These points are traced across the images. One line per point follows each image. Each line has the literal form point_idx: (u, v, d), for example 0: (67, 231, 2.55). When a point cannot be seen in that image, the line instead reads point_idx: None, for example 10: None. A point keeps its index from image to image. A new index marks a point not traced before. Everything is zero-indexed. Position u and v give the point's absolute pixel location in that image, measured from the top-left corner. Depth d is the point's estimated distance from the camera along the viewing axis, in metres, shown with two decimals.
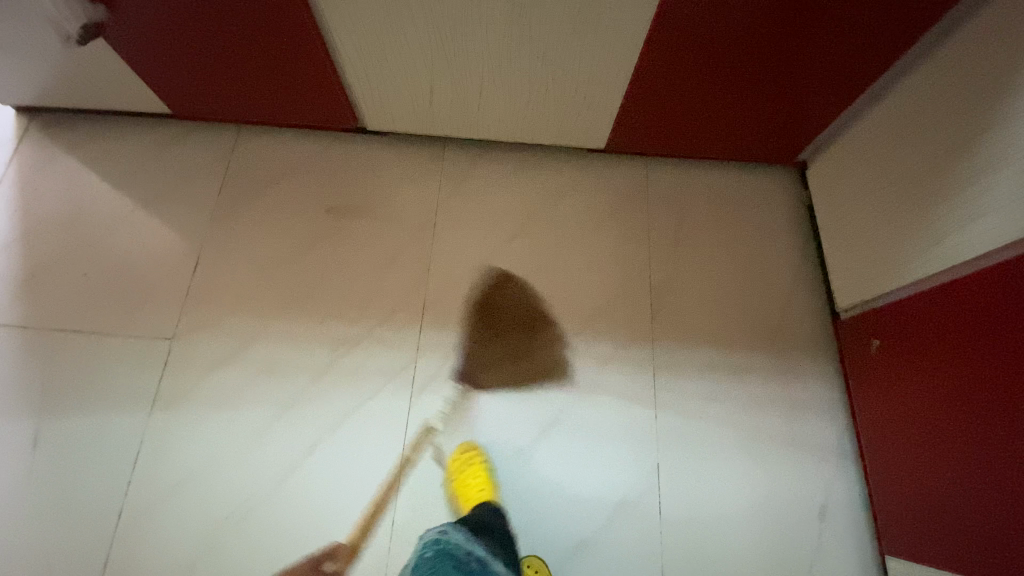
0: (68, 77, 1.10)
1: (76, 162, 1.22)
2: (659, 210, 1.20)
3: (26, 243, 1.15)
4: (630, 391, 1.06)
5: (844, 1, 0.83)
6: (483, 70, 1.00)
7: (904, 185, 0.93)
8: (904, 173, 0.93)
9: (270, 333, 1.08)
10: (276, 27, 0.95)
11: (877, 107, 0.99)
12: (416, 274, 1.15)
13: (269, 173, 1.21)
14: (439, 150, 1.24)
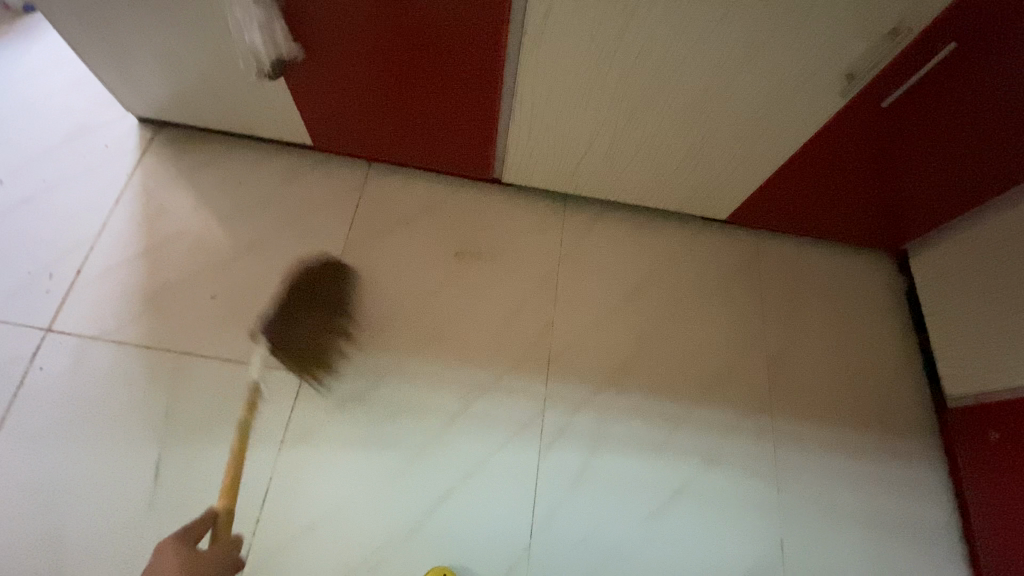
0: (222, 98, 1.10)
1: (202, 180, 1.21)
2: (771, 284, 1.25)
3: (148, 261, 1.13)
4: (752, 463, 1.09)
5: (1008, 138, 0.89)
6: (643, 143, 1.05)
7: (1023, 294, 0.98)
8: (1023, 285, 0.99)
9: (402, 375, 1.09)
10: (459, 82, 0.98)
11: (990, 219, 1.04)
12: (541, 325, 1.16)
13: (399, 213, 1.24)
14: (561, 205, 1.28)
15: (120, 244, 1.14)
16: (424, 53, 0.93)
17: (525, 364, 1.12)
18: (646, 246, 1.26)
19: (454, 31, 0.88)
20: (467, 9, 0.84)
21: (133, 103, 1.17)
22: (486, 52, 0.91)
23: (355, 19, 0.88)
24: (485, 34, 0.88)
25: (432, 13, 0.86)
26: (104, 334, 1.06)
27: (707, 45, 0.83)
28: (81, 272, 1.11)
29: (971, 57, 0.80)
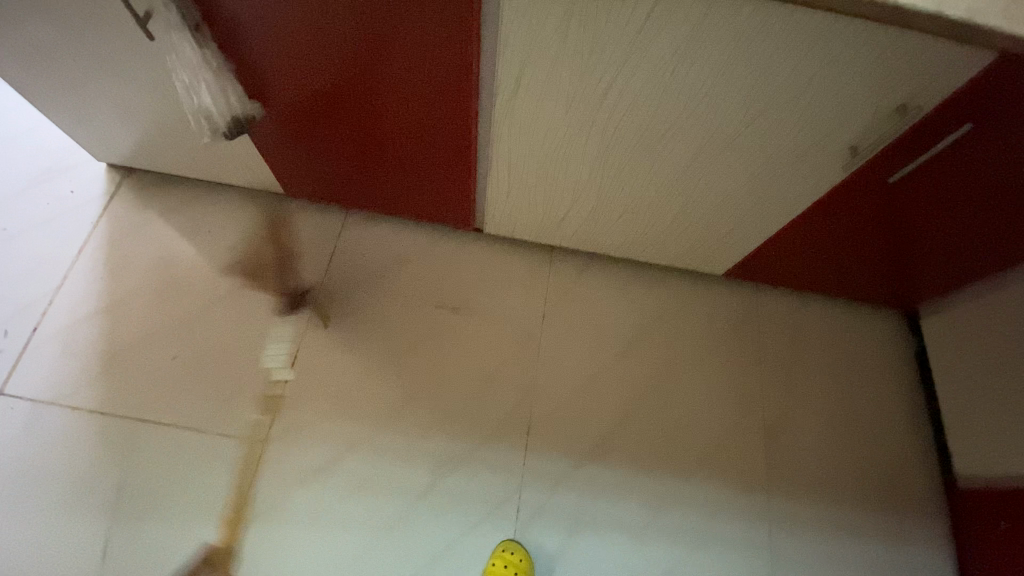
0: (184, 149, 1.05)
1: (168, 228, 1.16)
2: (770, 345, 1.17)
3: (107, 317, 1.08)
4: (743, 546, 1.02)
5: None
6: (628, 202, 0.98)
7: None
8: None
9: (369, 445, 1.03)
10: (430, 140, 0.91)
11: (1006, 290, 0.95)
12: (520, 389, 1.10)
13: (374, 265, 1.17)
14: (547, 256, 1.21)
15: (80, 298, 1.09)
16: (391, 113, 0.86)
17: (502, 433, 1.05)
18: (636, 302, 1.19)
19: (420, 93, 0.81)
20: (431, 73, 0.77)
21: (96, 150, 1.11)
22: (456, 114, 0.84)
23: (311, 80, 0.81)
24: (454, 97, 0.81)
25: (395, 75, 0.79)
26: (56, 398, 1.01)
27: (697, 115, 0.76)
28: (37, 329, 1.06)
29: (989, 140, 0.71)
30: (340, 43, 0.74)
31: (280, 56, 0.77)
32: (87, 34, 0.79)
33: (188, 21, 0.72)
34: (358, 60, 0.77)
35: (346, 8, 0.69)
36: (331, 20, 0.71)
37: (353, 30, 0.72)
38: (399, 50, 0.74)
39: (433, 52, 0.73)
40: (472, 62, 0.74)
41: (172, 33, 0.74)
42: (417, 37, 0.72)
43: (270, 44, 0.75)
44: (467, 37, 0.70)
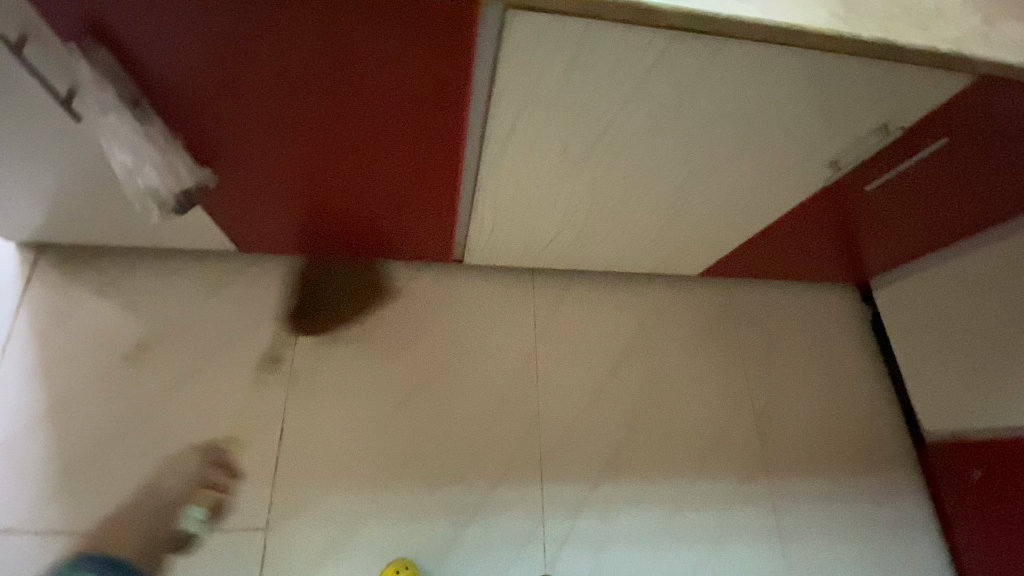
0: (115, 222, 0.92)
1: (107, 308, 1.02)
2: (751, 334, 1.22)
3: (54, 422, 0.95)
4: (758, 532, 1.08)
5: (980, 200, 0.89)
6: (615, 222, 0.97)
7: (990, 335, 1.02)
8: (985, 328, 1.02)
9: (383, 507, 0.98)
10: (411, 186, 0.86)
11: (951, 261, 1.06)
12: (526, 420, 1.08)
13: (351, 313, 1.10)
14: (528, 278, 1.19)
15: (16, 404, 0.95)
16: (363, 163, 0.79)
17: (517, 469, 1.04)
18: (622, 311, 1.20)
19: (399, 141, 0.75)
20: (414, 121, 0.71)
21: (1, 230, 0.95)
22: (441, 159, 0.79)
23: (270, 138, 0.72)
24: (439, 143, 0.76)
25: (375, 126, 0.72)
26: (11, 525, 0.89)
27: (689, 141, 0.76)
28: None
29: (959, 148, 0.77)
30: (307, 99, 0.67)
31: (236, 117, 0.68)
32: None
33: (125, 97, 0.62)
34: (333, 114, 0.70)
35: (330, 65, 0.62)
36: (296, 75, 0.63)
37: (325, 85, 0.65)
38: (377, 102, 0.68)
39: (420, 102, 0.68)
40: (466, 108, 0.69)
41: (107, 114, 0.63)
42: (399, 88, 0.66)
43: (223, 105, 0.66)
44: (463, 86, 0.66)
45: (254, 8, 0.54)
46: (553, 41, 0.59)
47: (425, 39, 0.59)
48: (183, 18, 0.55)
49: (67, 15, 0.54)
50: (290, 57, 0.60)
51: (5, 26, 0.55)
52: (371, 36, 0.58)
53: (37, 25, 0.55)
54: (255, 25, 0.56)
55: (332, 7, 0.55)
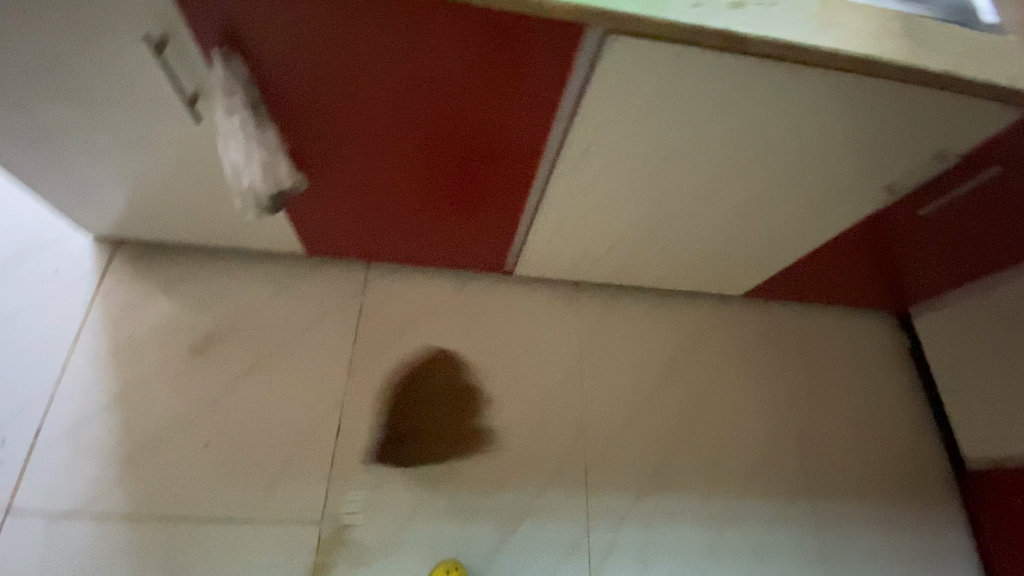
0: (197, 220, 0.97)
1: (176, 303, 1.07)
2: (791, 356, 1.25)
3: (121, 408, 0.98)
4: (799, 554, 1.08)
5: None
6: (667, 239, 1.01)
7: None
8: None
9: (432, 509, 1.00)
10: (481, 197, 0.91)
11: (993, 290, 1.08)
12: (571, 429, 1.10)
13: (405, 319, 1.14)
14: (574, 292, 1.23)
15: (86, 390, 0.99)
16: (440, 169, 0.84)
17: (562, 477, 1.06)
18: (665, 327, 1.23)
19: (480, 149, 0.79)
20: (501, 132, 0.76)
21: (86, 223, 1.02)
22: (515, 174, 0.85)
23: (359, 139, 0.77)
24: (519, 152, 0.80)
25: (461, 141, 0.78)
26: (77, 506, 0.91)
27: (753, 162, 0.80)
28: (41, 432, 0.95)
29: (1010, 181, 0.80)
30: (402, 104, 0.71)
31: (338, 126, 0.74)
32: (118, 111, 0.72)
33: (250, 101, 0.67)
34: (425, 130, 0.75)
35: (433, 84, 0.68)
36: (400, 93, 0.69)
37: (423, 93, 0.69)
38: (469, 111, 0.72)
39: (508, 120, 0.74)
40: (551, 121, 0.74)
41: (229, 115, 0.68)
42: (494, 100, 0.70)
43: (326, 105, 0.71)
44: (554, 101, 0.70)
45: (376, 21, 0.59)
46: (642, 62, 0.64)
47: (525, 61, 0.64)
48: (312, 31, 0.60)
49: (208, 18, 0.59)
50: (400, 76, 0.66)
51: (154, 30, 0.61)
52: (477, 58, 0.64)
53: (183, 30, 0.61)
54: (373, 36, 0.61)
55: (448, 32, 0.61)
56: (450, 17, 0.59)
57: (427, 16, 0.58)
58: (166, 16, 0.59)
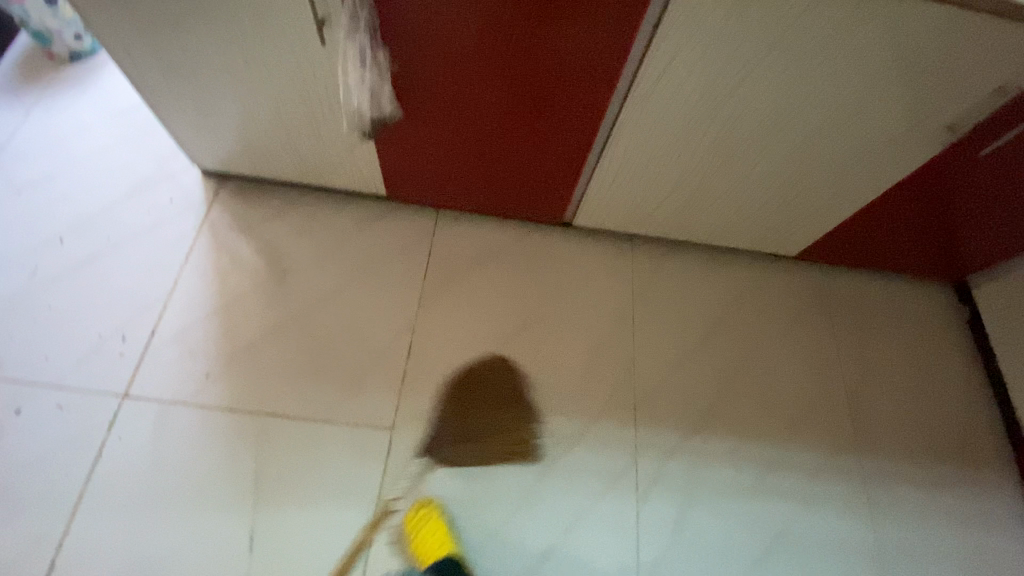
0: (298, 154, 1.10)
1: (271, 233, 1.20)
2: (842, 318, 1.26)
3: (222, 318, 1.11)
4: (846, 504, 1.10)
5: None
6: (723, 187, 1.07)
7: None
8: None
9: (490, 427, 1.08)
10: (553, 139, 1.00)
11: None
12: (623, 369, 1.16)
13: (470, 260, 1.24)
14: (629, 246, 1.29)
15: (194, 301, 1.12)
16: (519, 98, 0.91)
17: (613, 411, 1.12)
18: (717, 282, 1.27)
19: (561, 77, 0.86)
20: (581, 58, 0.82)
21: (201, 156, 1.16)
22: (587, 112, 0.93)
23: (451, 63, 0.85)
24: (595, 81, 0.86)
25: (541, 77, 0.86)
26: (183, 398, 1.04)
27: (815, 100, 0.85)
28: (154, 333, 1.08)
29: None
30: (497, 26, 0.78)
31: (434, 61, 0.84)
32: (252, 39, 0.84)
33: (371, 26, 0.77)
34: (511, 65, 0.85)
35: (524, 19, 0.77)
36: (492, 28, 0.78)
37: (517, 15, 0.76)
38: (556, 34, 0.79)
39: (587, 54, 0.82)
40: (627, 52, 0.81)
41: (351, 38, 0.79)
42: (581, 24, 0.77)
43: (429, 25, 0.78)
44: (633, 27, 0.77)
45: None
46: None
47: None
48: None
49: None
50: (494, 10, 0.76)
51: None
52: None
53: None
54: None
55: None
56: None
57: None
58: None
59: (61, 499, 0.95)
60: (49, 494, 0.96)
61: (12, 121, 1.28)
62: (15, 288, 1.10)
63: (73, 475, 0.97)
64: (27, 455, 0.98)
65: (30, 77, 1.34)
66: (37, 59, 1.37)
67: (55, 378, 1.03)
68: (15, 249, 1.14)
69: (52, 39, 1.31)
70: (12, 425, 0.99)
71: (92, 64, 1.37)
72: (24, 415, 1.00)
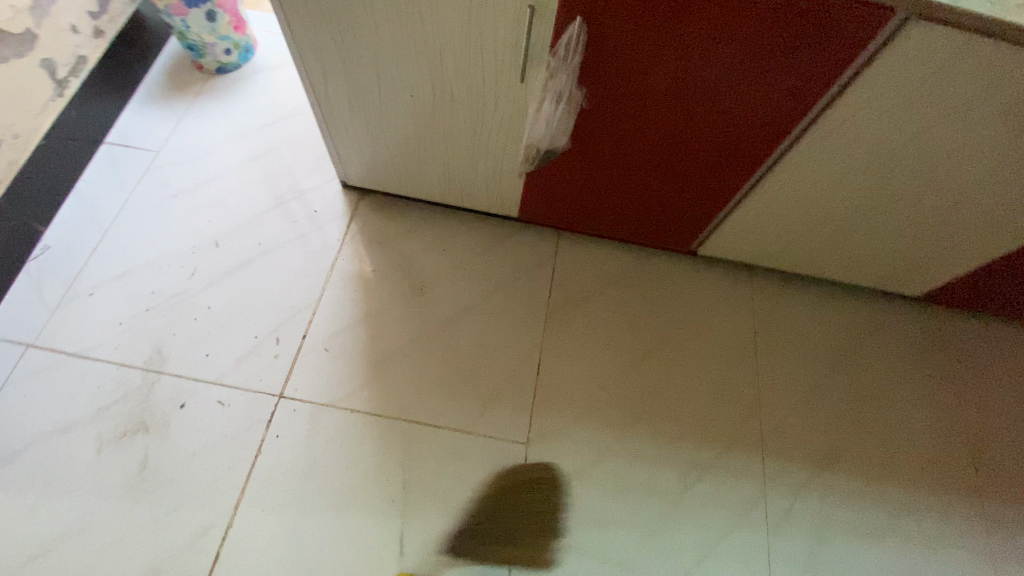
0: (448, 175, 1.17)
1: (408, 247, 1.27)
2: (961, 361, 1.27)
3: (367, 326, 1.18)
4: (975, 552, 1.09)
5: None
6: (863, 229, 1.09)
7: None
8: None
9: (622, 450, 1.11)
10: (707, 174, 1.04)
11: None
12: (745, 400, 1.19)
13: (593, 283, 1.29)
14: (746, 277, 1.32)
15: (340, 308, 1.19)
16: (688, 136, 0.94)
17: (738, 442, 1.14)
18: (835, 317, 1.29)
19: (735, 120, 0.90)
20: (766, 105, 0.86)
21: (350, 173, 1.24)
22: (750, 153, 0.96)
23: (635, 103, 0.89)
24: (770, 126, 0.90)
25: (714, 121, 0.91)
26: (333, 401, 1.09)
27: (990, 157, 0.86)
28: (306, 336, 1.15)
29: None
30: (694, 74, 0.82)
31: (613, 102, 0.89)
32: (447, 73, 0.91)
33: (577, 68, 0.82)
34: (687, 108, 0.89)
35: (714, 70, 0.81)
36: (680, 75, 0.83)
37: (718, 65, 0.80)
38: (750, 84, 0.82)
39: (768, 103, 0.86)
40: (810, 103, 0.85)
41: (554, 76, 0.84)
42: (778, 76, 0.80)
43: (628, 70, 0.83)
44: (828, 81, 0.80)
45: (691, 15, 0.73)
46: (941, 48, 0.71)
47: (809, 51, 0.76)
48: (634, 21, 0.75)
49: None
50: (687, 61, 0.80)
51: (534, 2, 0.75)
52: (766, 48, 0.76)
53: (551, 3, 0.74)
54: (686, 19, 0.73)
55: (751, 26, 0.73)
56: (757, 14, 0.72)
57: (737, 13, 0.72)
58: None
59: (224, 493, 1.01)
60: (212, 488, 1.01)
61: (165, 128, 1.36)
62: (175, 288, 1.17)
63: (235, 471, 1.02)
64: (192, 448, 1.03)
65: (178, 86, 1.41)
66: (184, 68, 1.43)
67: (215, 376, 1.09)
68: (174, 251, 1.21)
69: (203, 52, 1.39)
70: (176, 417, 1.05)
71: (234, 77, 1.46)
72: (188, 410, 1.06)
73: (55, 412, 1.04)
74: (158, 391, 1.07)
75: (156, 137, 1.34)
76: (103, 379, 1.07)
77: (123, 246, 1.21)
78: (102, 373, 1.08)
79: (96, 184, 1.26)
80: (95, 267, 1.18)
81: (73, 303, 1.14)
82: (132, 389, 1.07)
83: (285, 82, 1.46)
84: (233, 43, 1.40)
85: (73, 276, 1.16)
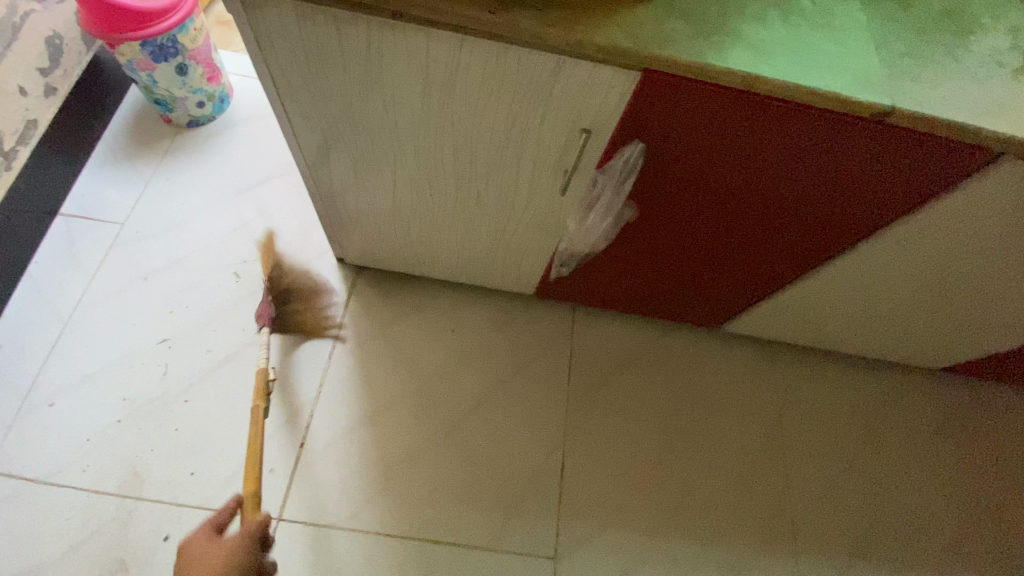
0: (461, 260, 1.06)
1: (413, 331, 1.16)
2: (986, 434, 1.23)
3: (372, 427, 1.06)
4: None
5: None
6: (899, 318, 1.04)
7: None
8: None
9: (653, 558, 1.04)
10: (751, 269, 0.96)
11: None
12: (778, 492, 1.13)
13: (612, 365, 1.20)
14: (768, 353, 1.26)
15: (342, 407, 1.07)
16: (736, 236, 0.87)
17: (773, 540, 1.09)
18: (861, 394, 1.24)
19: (791, 229, 0.83)
20: (832, 219, 0.79)
21: (348, 255, 1.12)
22: (801, 255, 0.89)
23: (683, 208, 0.81)
24: (829, 236, 0.83)
25: (768, 227, 0.83)
26: (338, 521, 0.98)
27: None
28: (306, 443, 1.03)
29: None
30: (753, 189, 0.75)
31: (659, 206, 0.81)
32: (473, 175, 0.80)
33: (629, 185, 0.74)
34: (739, 216, 0.81)
35: (778, 186, 0.74)
36: (737, 187, 0.75)
37: (788, 181, 0.72)
38: (819, 199, 0.75)
39: (831, 217, 0.79)
40: (874, 220, 0.78)
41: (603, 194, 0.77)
42: (847, 196, 0.74)
43: (680, 182, 0.75)
44: (901, 203, 0.74)
45: (761, 138, 0.65)
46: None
47: (887, 177, 0.69)
48: (696, 138, 0.67)
49: (639, 114, 0.64)
50: (749, 177, 0.73)
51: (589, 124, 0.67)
52: (840, 172, 0.69)
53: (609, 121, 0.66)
54: (756, 142, 0.66)
55: (828, 154, 0.66)
56: (838, 144, 0.64)
57: (814, 140, 0.64)
58: (603, 109, 0.65)
59: None
60: None
61: (131, 196, 1.20)
62: (152, 392, 1.03)
63: None
64: None
65: (145, 143, 1.25)
66: (151, 122, 1.28)
67: (202, 500, 0.96)
68: (148, 347, 1.06)
69: (172, 107, 1.22)
70: (159, 553, 0.92)
71: (207, 131, 1.30)
72: (172, 542, 0.93)
73: (15, 554, 0.90)
74: (135, 522, 0.94)
75: (119, 207, 1.18)
76: (71, 509, 0.93)
77: (88, 343, 1.05)
78: (69, 503, 0.94)
79: (53, 269, 1.11)
80: (54, 372, 1.02)
81: (30, 419, 0.98)
82: (106, 520, 0.93)
83: (263, 138, 1.31)
84: (206, 95, 1.24)
85: (28, 384, 1.01)
